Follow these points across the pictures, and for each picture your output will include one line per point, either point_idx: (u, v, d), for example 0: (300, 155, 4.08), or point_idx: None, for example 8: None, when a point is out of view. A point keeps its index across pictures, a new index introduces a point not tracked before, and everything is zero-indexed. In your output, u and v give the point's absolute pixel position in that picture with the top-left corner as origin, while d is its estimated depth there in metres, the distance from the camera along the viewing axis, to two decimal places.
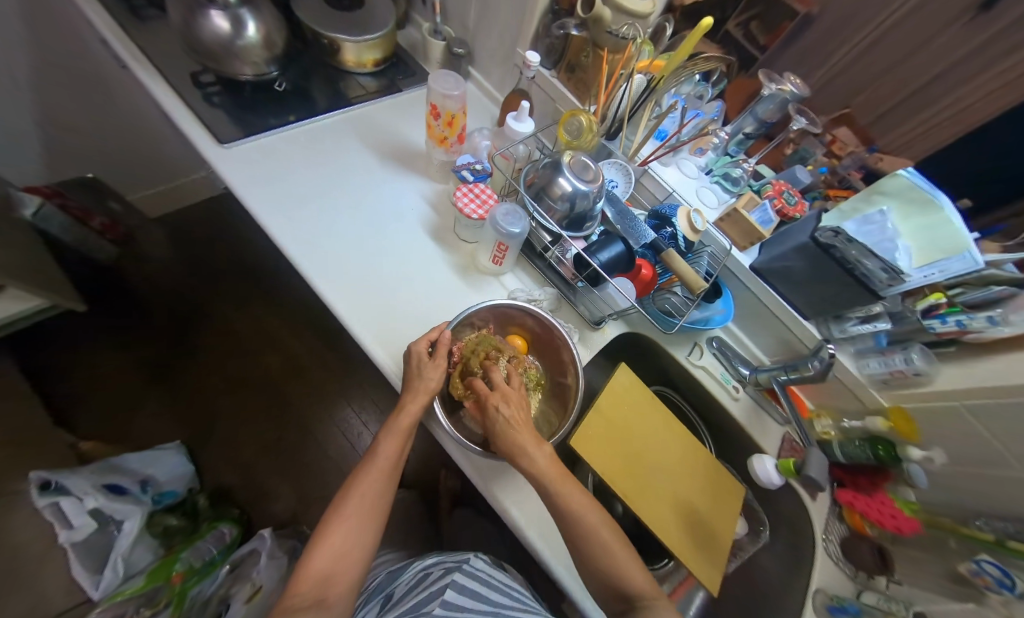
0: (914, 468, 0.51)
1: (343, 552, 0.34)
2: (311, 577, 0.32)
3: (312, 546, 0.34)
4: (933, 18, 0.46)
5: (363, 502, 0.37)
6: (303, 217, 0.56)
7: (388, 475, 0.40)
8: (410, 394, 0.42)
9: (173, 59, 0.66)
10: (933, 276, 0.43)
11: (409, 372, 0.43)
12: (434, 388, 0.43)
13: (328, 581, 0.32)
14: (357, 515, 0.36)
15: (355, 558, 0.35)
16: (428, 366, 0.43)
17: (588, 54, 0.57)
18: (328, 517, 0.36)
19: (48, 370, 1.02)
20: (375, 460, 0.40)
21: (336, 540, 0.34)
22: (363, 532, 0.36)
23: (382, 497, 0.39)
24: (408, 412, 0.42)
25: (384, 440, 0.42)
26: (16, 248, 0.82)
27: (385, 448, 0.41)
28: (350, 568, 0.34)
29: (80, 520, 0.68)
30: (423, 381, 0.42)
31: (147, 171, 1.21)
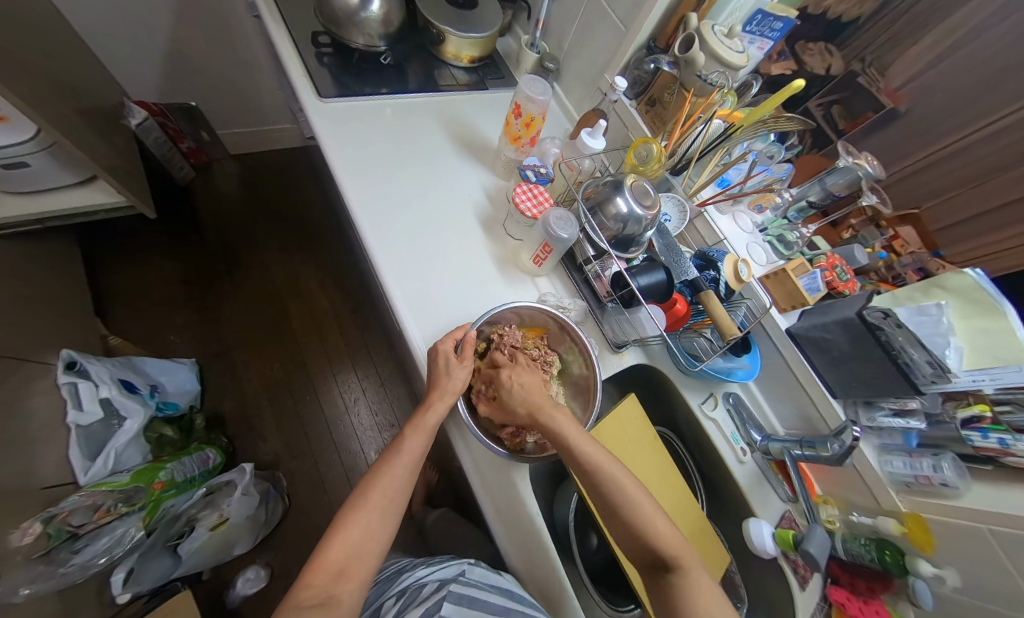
0: (920, 585, 0.46)
1: (358, 548, 0.35)
2: (324, 569, 0.32)
3: (328, 538, 0.35)
4: (1020, 145, 0.45)
5: (382, 498, 0.38)
6: (374, 178, 0.60)
7: (409, 472, 0.41)
8: (437, 393, 0.43)
9: (300, 18, 0.74)
10: (982, 383, 0.41)
11: (437, 370, 0.44)
12: (459, 389, 0.44)
13: (341, 574, 0.33)
14: (377, 511, 0.37)
15: (371, 555, 0.35)
16: (456, 367, 0.44)
17: (672, 92, 0.60)
18: (348, 510, 0.37)
19: (102, 264, 1.11)
20: (399, 456, 0.41)
21: (354, 537, 0.35)
22: (381, 528, 0.37)
23: (401, 494, 0.40)
24: (435, 410, 0.43)
25: (409, 435, 0.43)
26: (110, 148, 0.91)
27: (410, 444, 0.41)
28: (362, 563, 0.34)
29: (89, 405, 0.73)
30: (450, 381, 0.44)
31: (240, 113, 1.33)
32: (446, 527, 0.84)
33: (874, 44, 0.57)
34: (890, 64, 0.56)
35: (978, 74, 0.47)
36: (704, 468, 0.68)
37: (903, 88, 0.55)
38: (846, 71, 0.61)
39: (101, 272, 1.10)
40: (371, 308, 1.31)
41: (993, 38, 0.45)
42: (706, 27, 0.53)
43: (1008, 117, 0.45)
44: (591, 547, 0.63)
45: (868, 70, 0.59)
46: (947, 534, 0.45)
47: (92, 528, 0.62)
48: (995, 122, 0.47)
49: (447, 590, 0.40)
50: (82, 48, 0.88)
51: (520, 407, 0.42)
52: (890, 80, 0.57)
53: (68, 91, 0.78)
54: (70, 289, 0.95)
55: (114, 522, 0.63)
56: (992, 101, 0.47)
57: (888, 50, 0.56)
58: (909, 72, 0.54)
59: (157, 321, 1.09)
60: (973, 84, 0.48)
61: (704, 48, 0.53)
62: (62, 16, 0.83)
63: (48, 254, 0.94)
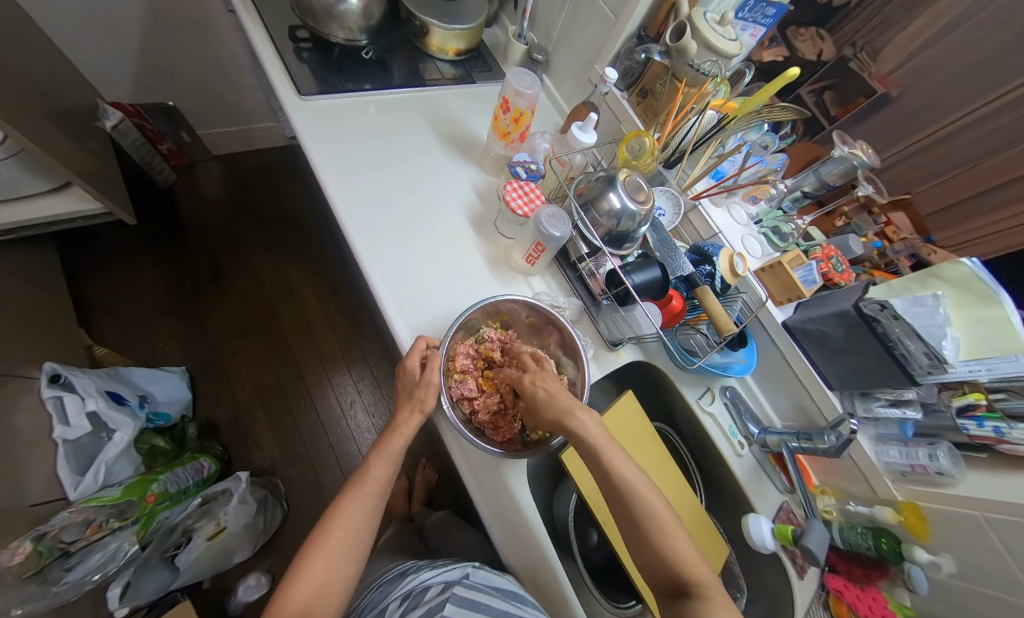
0: (915, 571, 0.47)
1: (325, 584, 0.34)
2: (290, 608, 0.31)
3: (291, 578, 0.33)
4: (1009, 128, 0.45)
5: (348, 529, 0.37)
6: (359, 178, 0.58)
7: (375, 499, 0.41)
8: (403, 418, 0.45)
9: (277, 12, 0.71)
10: (978, 373, 0.41)
11: (405, 388, 0.45)
12: (429, 407, 0.44)
13: (309, 613, 0.32)
14: (343, 543, 0.37)
15: (337, 591, 0.35)
16: (423, 382, 0.44)
17: (663, 83, 0.58)
18: (311, 546, 0.36)
19: (84, 273, 1.08)
20: (365, 483, 0.41)
21: (319, 573, 0.34)
22: (348, 562, 0.36)
23: (368, 523, 0.39)
24: (400, 436, 0.44)
25: (374, 462, 0.43)
26: (84, 152, 0.88)
27: (374, 470, 0.42)
28: (330, 599, 0.34)
29: (76, 420, 0.71)
30: (418, 400, 0.44)
31: (221, 112, 1.28)
32: (446, 529, 0.83)
33: (866, 28, 0.55)
34: (881, 49, 0.55)
35: (977, 52, 0.46)
36: (702, 462, 0.68)
37: (894, 73, 0.55)
38: (837, 57, 0.59)
39: (84, 283, 1.07)
40: (364, 310, 1.30)
41: (992, 12, 0.44)
42: (698, 14, 0.52)
43: (1009, 95, 0.44)
44: (591, 544, 0.63)
45: (858, 56, 0.57)
46: (941, 520, 0.45)
47: (85, 545, 0.60)
48: (991, 103, 0.46)
49: (450, 592, 0.39)
50: (48, 45, 0.84)
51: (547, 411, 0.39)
52: (881, 65, 0.56)
53: (36, 94, 0.75)
54: (51, 300, 0.93)
55: (107, 538, 0.63)
56: (985, 83, 0.46)
57: (878, 35, 0.54)
58: (901, 56, 0.53)
59: (145, 330, 1.07)
60: (969, 64, 0.47)
61: (696, 37, 0.53)
62: (25, 13, 0.79)
63: (27, 264, 0.91)
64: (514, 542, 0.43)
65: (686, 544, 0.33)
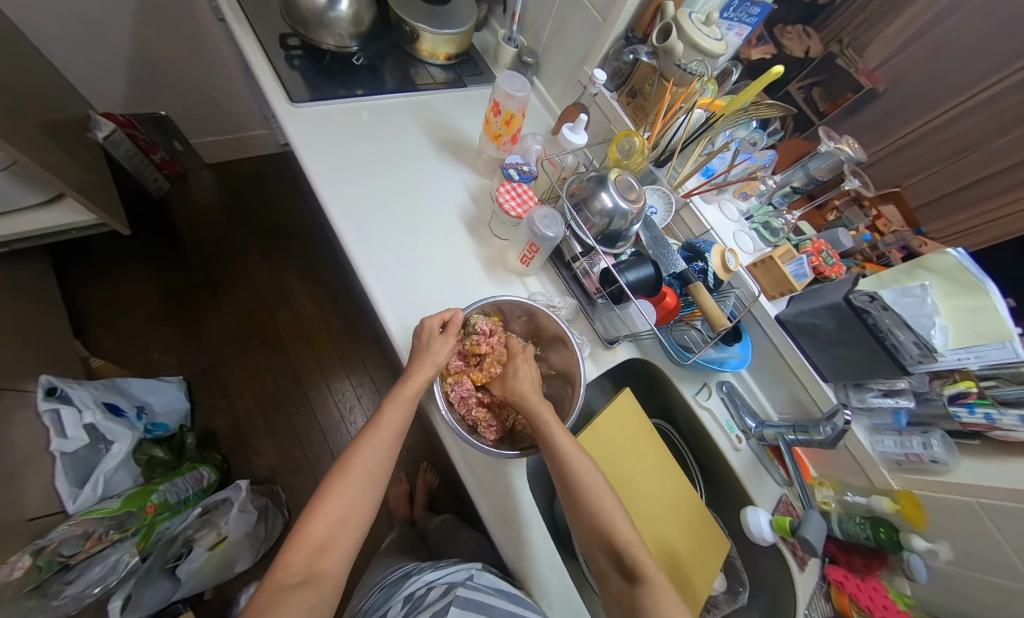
0: (914, 559, 0.47)
1: (341, 523, 0.34)
2: (306, 544, 0.32)
3: (309, 513, 0.34)
4: (993, 121, 0.46)
5: (364, 467, 0.38)
6: (352, 183, 0.58)
7: (390, 442, 0.41)
8: (418, 364, 0.43)
9: (267, 21, 0.72)
10: (968, 361, 0.42)
11: (419, 344, 0.44)
12: (442, 362, 0.44)
13: (323, 550, 0.32)
14: (358, 481, 0.37)
15: (353, 528, 0.35)
16: (437, 340, 0.44)
17: (651, 83, 0.58)
18: (328, 483, 0.36)
19: (80, 285, 1.07)
20: (380, 425, 0.41)
21: (334, 510, 0.34)
22: (364, 499, 0.36)
23: (382, 467, 0.39)
24: (413, 381, 0.43)
25: (389, 406, 0.42)
26: (77, 164, 0.88)
27: (389, 414, 0.41)
28: (346, 537, 0.34)
29: (74, 432, 0.71)
30: (431, 354, 0.43)
31: (214, 120, 1.29)
32: (448, 533, 0.83)
33: (850, 25, 0.57)
34: (868, 44, 0.56)
35: (959, 47, 0.47)
36: (701, 457, 0.69)
37: (880, 68, 0.55)
38: (825, 53, 0.60)
39: (79, 294, 1.06)
40: (362, 315, 1.30)
41: (969, 11, 0.45)
42: (683, 15, 0.53)
43: (993, 88, 0.45)
44: None
45: (846, 51, 0.58)
46: (937, 509, 0.46)
47: (84, 558, 0.60)
48: (973, 97, 0.47)
49: (454, 594, 0.39)
50: (37, 57, 0.84)
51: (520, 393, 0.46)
52: (867, 61, 0.57)
53: (27, 106, 0.75)
54: (46, 312, 0.92)
55: (107, 550, 0.63)
56: (968, 78, 0.47)
57: (864, 31, 0.55)
58: (887, 51, 0.54)
59: (141, 340, 1.06)
60: (955, 59, 0.48)
61: (682, 38, 0.53)
62: (13, 25, 0.79)
63: (20, 277, 0.91)
64: (513, 534, 0.43)
65: (623, 518, 0.37)
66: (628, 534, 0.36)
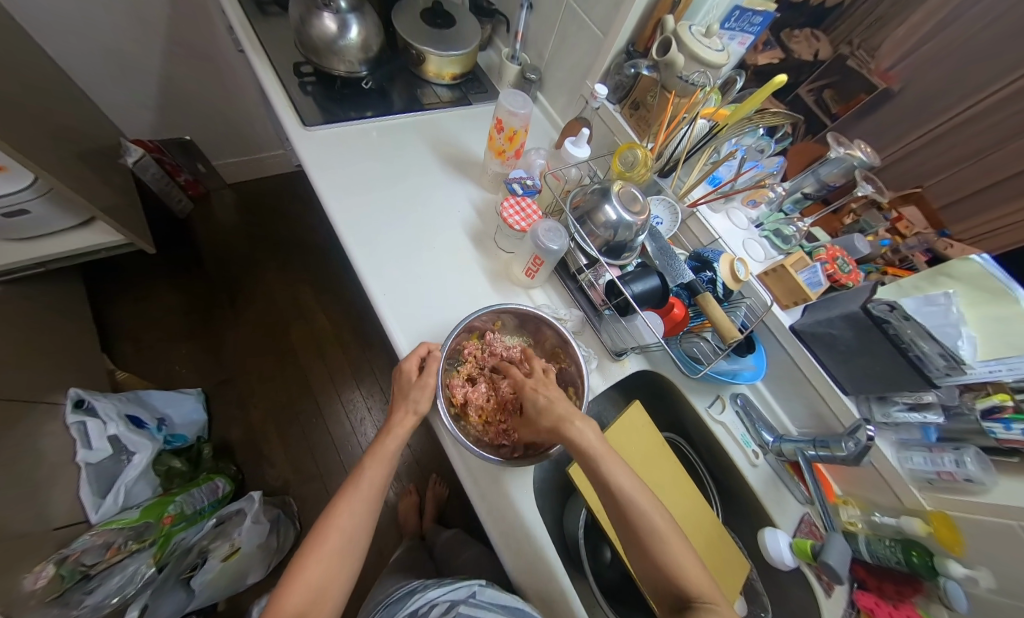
0: (952, 585, 0.43)
1: (321, 584, 0.34)
2: (285, 611, 0.32)
3: (289, 577, 0.34)
4: (1019, 116, 0.44)
5: (347, 525, 0.38)
6: (360, 202, 0.60)
7: (371, 499, 0.41)
8: (398, 419, 0.45)
9: (282, 52, 0.75)
10: (1000, 373, 0.39)
11: (398, 390, 0.46)
12: (421, 410, 0.45)
13: (304, 615, 0.32)
14: (342, 538, 0.37)
15: (337, 586, 0.36)
16: (415, 386, 0.44)
17: (655, 95, 0.59)
18: (309, 543, 0.36)
19: (108, 300, 1.13)
20: (360, 482, 0.42)
21: (315, 572, 0.34)
22: (344, 560, 0.37)
23: (362, 525, 0.39)
24: (395, 436, 0.44)
25: (369, 462, 0.44)
26: (108, 187, 0.93)
27: (370, 470, 0.42)
28: (326, 599, 0.34)
29: (99, 443, 0.74)
30: (412, 403, 0.45)
31: (233, 143, 1.35)
32: (457, 548, 0.82)
33: (860, 27, 0.56)
34: (879, 44, 0.55)
35: (982, 42, 0.45)
36: (717, 474, 0.66)
37: (894, 67, 0.54)
38: (835, 55, 0.60)
39: (107, 309, 1.12)
40: (372, 327, 1.32)
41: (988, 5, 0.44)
42: (683, 29, 0.53)
43: (1019, 81, 0.43)
44: (605, 561, 0.62)
45: (857, 53, 0.57)
46: (972, 528, 0.43)
47: (104, 568, 0.62)
48: (1001, 90, 0.45)
49: (455, 612, 0.39)
50: (70, 88, 0.90)
51: (544, 419, 0.39)
52: (880, 61, 0.56)
53: (63, 134, 0.80)
54: (76, 327, 0.97)
55: (125, 561, 0.64)
56: (994, 72, 0.45)
57: (877, 31, 0.55)
58: (900, 52, 0.53)
59: (163, 354, 1.11)
60: (974, 56, 0.46)
61: (683, 50, 0.53)
62: (55, 64, 0.86)
63: (55, 295, 0.96)
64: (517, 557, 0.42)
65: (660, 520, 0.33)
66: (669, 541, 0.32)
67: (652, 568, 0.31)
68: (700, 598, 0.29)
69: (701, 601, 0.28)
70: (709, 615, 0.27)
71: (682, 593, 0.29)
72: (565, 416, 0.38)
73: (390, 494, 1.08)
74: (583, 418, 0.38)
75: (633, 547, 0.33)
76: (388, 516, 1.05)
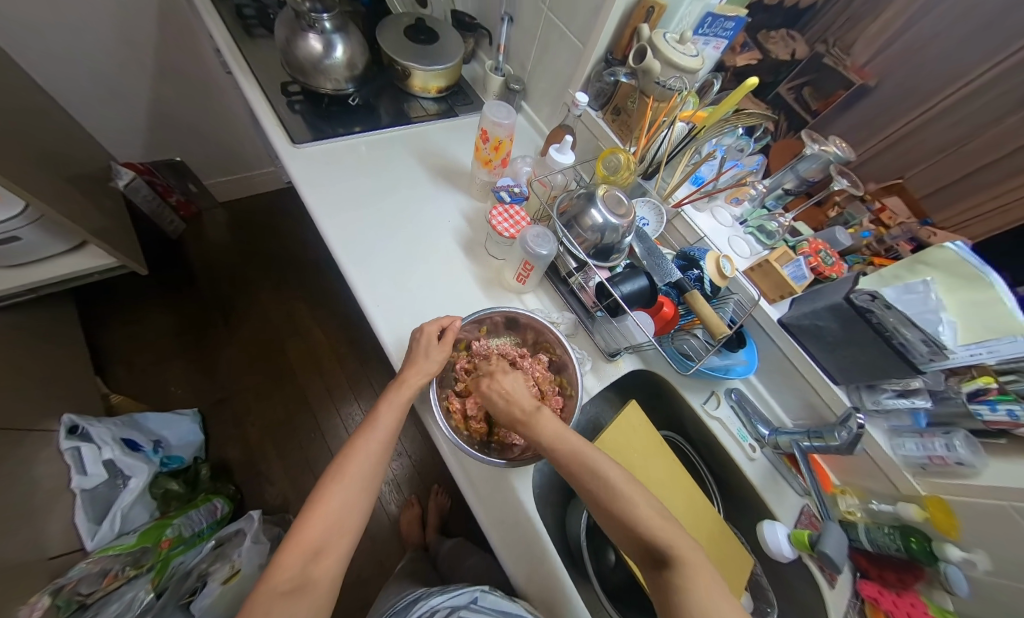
0: (952, 570, 0.43)
1: (335, 525, 0.34)
2: (300, 547, 0.32)
3: (303, 517, 0.34)
4: (994, 105, 0.46)
5: (360, 469, 0.38)
6: (351, 215, 0.61)
7: (386, 444, 0.41)
8: (413, 371, 0.44)
9: (269, 73, 0.77)
10: (981, 356, 0.40)
11: (415, 351, 0.45)
12: (435, 370, 0.45)
13: (317, 553, 0.32)
14: (355, 483, 0.37)
15: (350, 530, 0.35)
16: (435, 349, 0.45)
17: (633, 100, 0.61)
18: (323, 486, 0.36)
19: (101, 323, 1.12)
20: (375, 428, 0.41)
21: (328, 513, 0.34)
22: (358, 502, 0.37)
23: (376, 474, 0.39)
24: (408, 386, 0.43)
25: (384, 408, 0.43)
26: (98, 211, 0.94)
27: (384, 417, 0.42)
28: (342, 538, 0.34)
29: (93, 469, 0.73)
30: (427, 362, 0.44)
31: (224, 162, 1.36)
32: (461, 558, 0.82)
33: (834, 26, 0.58)
34: (854, 41, 0.57)
35: (949, 38, 0.47)
36: (716, 470, 0.66)
37: (869, 64, 0.56)
38: (811, 54, 0.62)
39: (100, 333, 1.11)
40: (369, 339, 1.32)
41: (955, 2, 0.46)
42: (657, 37, 0.55)
43: (999, 68, 0.44)
44: (610, 563, 0.62)
45: (832, 51, 0.59)
46: (967, 511, 0.43)
47: (101, 596, 0.60)
48: (970, 83, 0.47)
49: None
50: (59, 114, 0.91)
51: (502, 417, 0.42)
52: (856, 57, 0.57)
53: (52, 160, 0.81)
54: (69, 352, 0.97)
55: (123, 588, 0.63)
56: (961, 67, 0.47)
57: (849, 29, 0.57)
58: (874, 48, 0.55)
59: (158, 375, 1.10)
60: (944, 49, 0.48)
61: (658, 57, 0.55)
62: (43, 92, 0.87)
63: (47, 321, 0.96)
64: (515, 549, 0.43)
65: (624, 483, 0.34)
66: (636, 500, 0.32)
67: (627, 537, 0.32)
68: (671, 554, 0.29)
69: (673, 557, 0.28)
70: (680, 570, 0.27)
71: (662, 551, 0.29)
72: (521, 412, 0.40)
73: (392, 506, 1.07)
74: (540, 411, 0.40)
75: (608, 520, 0.33)
76: (390, 530, 1.04)
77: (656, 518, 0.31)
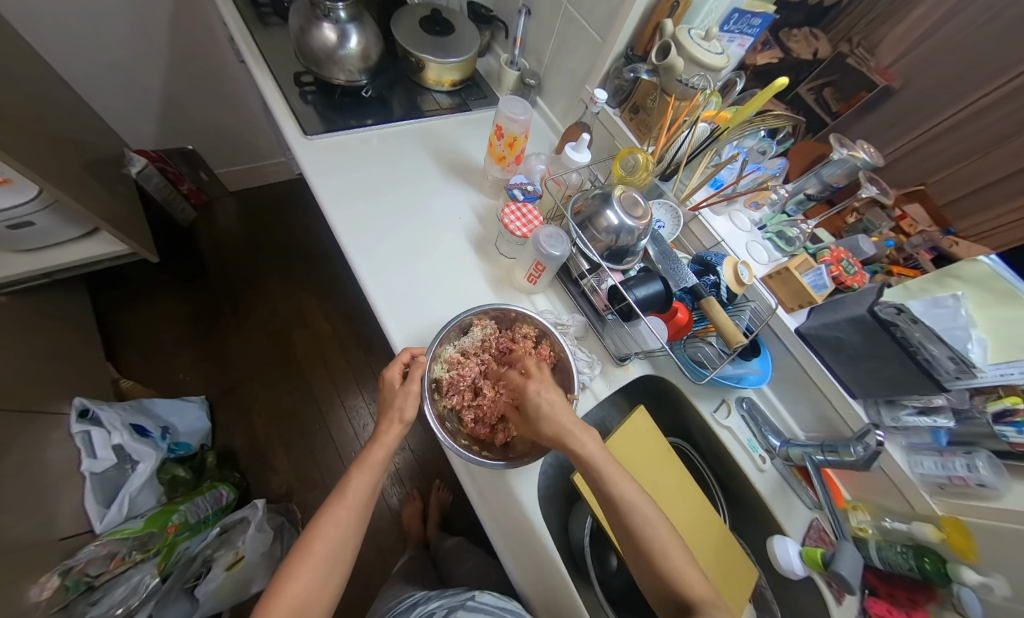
0: (965, 592, 0.42)
1: (306, 602, 0.32)
2: None
3: (269, 599, 0.32)
4: (1019, 115, 0.43)
5: (327, 544, 0.36)
6: (360, 209, 0.60)
7: (359, 510, 0.39)
8: (386, 425, 0.44)
9: (283, 62, 0.76)
10: (1011, 377, 0.38)
11: (385, 399, 0.45)
12: (409, 417, 0.44)
13: None
14: (322, 558, 0.35)
15: (318, 608, 0.33)
16: (400, 394, 0.44)
17: (654, 98, 0.60)
18: (291, 561, 0.34)
19: (113, 309, 1.14)
20: (345, 492, 0.40)
21: (297, 591, 0.32)
22: (330, 574, 0.35)
23: (347, 544, 0.37)
24: (381, 444, 0.42)
25: (355, 472, 0.41)
26: (111, 197, 0.95)
27: (356, 481, 0.40)
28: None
29: (103, 452, 0.74)
30: (398, 410, 0.44)
31: (236, 152, 1.36)
32: (460, 556, 0.82)
33: (861, 23, 0.55)
34: (880, 42, 0.54)
35: (976, 42, 0.45)
36: (724, 479, 0.65)
37: (895, 64, 0.53)
38: (834, 54, 0.59)
39: (111, 319, 1.12)
40: (375, 334, 1.32)
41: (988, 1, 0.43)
42: (681, 33, 0.53)
43: (1016, 80, 0.43)
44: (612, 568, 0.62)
45: (856, 51, 0.57)
46: (987, 535, 0.42)
47: (108, 579, 0.62)
48: (997, 89, 0.45)
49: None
50: (73, 99, 0.91)
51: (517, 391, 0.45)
52: (880, 59, 0.55)
53: (68, 145, 0.82)
54: (80, 336, 0.98)
55: (129, 572, 0.64)
56: (988, 70, 0.45)
57: (876, 29, 0.54)
58: (899, 49, 0.52)
59: (167, 361, 1.11)
60: (972, 52, 0.46)
61: (682, 53, 0.53)
62: (59, 77, 0.88)
63: (60, 305, 0.97)
64: (522, 565, 0.42)
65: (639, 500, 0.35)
66: (658, 533, 0.33)
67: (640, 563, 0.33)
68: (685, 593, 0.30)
69: (680, 593, 0.30)
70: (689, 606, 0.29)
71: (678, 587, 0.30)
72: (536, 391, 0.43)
73: (394, 500, 1.08)
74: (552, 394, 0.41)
75: (620, 539, 0.34)
76: (391, 522, 1.05)
77: (682, 557, 0.32)
